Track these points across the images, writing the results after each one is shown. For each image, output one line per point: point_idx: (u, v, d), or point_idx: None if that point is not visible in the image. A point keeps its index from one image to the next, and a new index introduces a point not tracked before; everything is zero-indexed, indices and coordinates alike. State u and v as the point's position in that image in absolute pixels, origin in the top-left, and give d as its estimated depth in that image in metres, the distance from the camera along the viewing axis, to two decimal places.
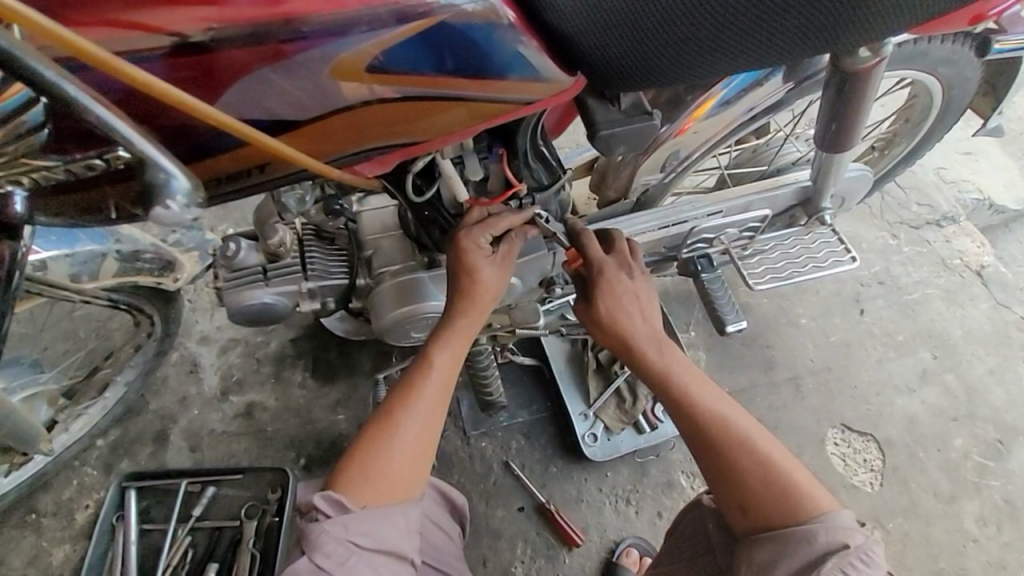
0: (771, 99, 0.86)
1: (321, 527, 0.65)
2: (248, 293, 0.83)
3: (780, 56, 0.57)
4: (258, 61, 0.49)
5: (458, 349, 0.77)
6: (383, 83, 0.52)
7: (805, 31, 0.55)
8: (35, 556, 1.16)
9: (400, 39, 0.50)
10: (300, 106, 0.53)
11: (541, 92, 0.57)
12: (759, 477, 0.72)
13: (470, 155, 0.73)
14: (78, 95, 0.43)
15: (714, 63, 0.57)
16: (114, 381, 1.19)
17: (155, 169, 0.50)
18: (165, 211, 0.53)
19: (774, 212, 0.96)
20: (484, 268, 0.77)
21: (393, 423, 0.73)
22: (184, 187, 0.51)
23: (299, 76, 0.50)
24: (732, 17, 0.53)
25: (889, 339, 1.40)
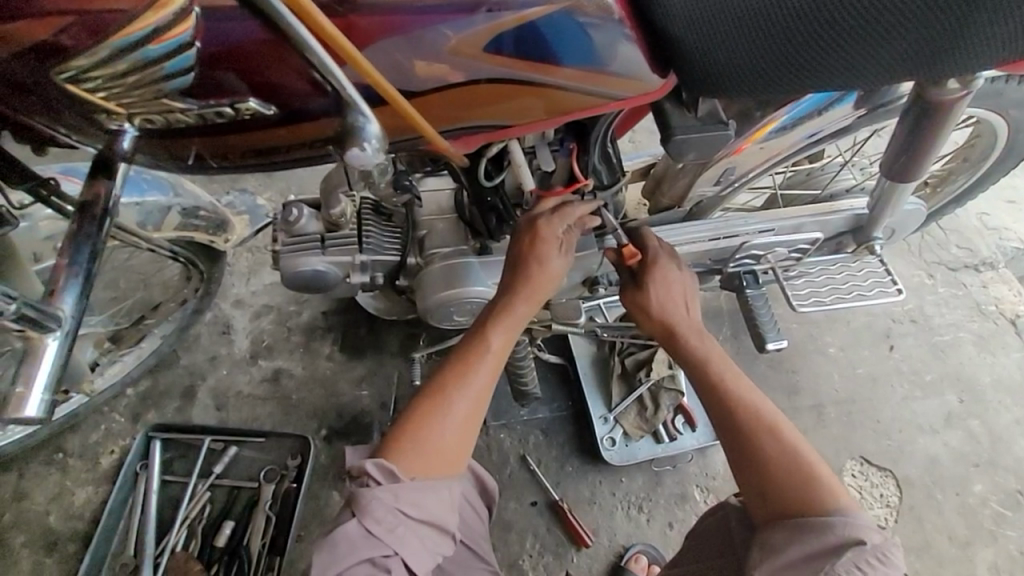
0: (838, 124, 0.86)
1: (372, 493, 0.66)
2: (304, 259, 0.85)
3: (868, 79, 0.58)
4: (380, 31, 0.50)
5: (512, 329, 0.79)
6: (489, 65, 0.54)
7: (898, 59, 0.55)
8: (59, 494, 1.19)
9: (510, 25, 0.51)
10: (408, 79, 0.54)
11: (634, 90, 0.59)
12: (781, 466, 0.73)
13: (543, 145, 0.75)
14: (307, 38, 0.46)
15: (803, 78, 0.58)
16: (153, 333, 1.23)
17: (356, 113, 0.54)
18: (358, 154, 0.56)
19: (824, 236, 0.96)
20: (553, 260, 0.79)
21: (443, 400, 0.74)
22: (377, 131, 0.55)
23: (409, 51, 0.52)
24: (830, 36, 0.54)
25: (917, 378, 1.39)
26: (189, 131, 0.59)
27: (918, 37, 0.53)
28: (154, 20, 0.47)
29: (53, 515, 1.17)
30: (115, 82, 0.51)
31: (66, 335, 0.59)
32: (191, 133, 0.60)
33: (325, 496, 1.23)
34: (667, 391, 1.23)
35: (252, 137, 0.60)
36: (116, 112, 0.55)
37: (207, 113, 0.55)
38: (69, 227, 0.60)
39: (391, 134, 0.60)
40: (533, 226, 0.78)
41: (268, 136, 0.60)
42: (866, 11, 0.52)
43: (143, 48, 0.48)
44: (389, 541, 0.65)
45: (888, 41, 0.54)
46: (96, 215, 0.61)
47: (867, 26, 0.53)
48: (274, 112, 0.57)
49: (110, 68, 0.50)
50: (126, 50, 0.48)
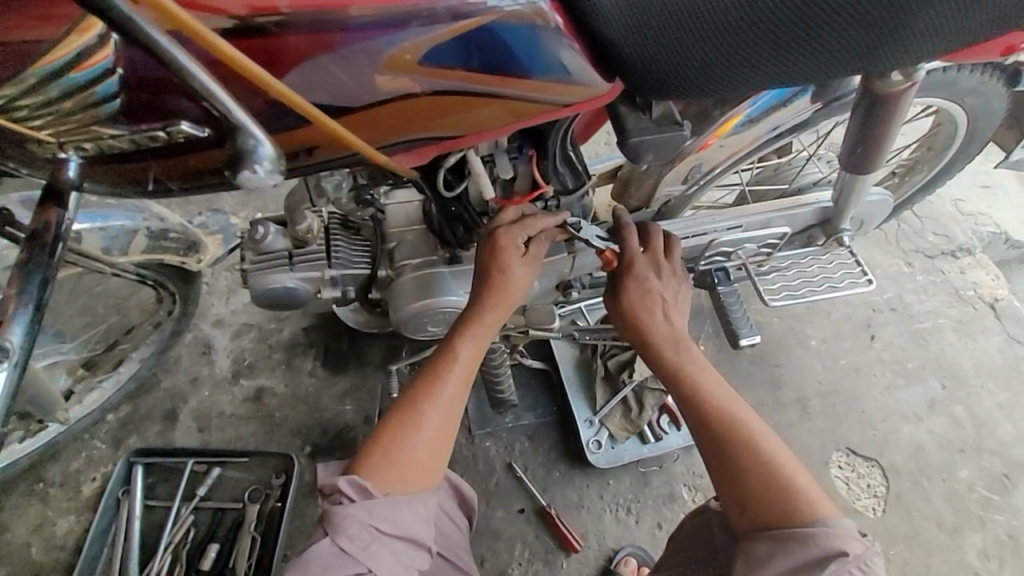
0: (797, 119, 0.87)
1: (345, 510, 0.66)
2: (273, 277, 0.85)
3: (808, 76, 0.59)
4: (316, 48, 0.50)
5: (481, 339, 0.79)
6: (430, 77, 0.54)
7: (836, 56, 0.56)
8: (40, 525, 1.17)
9: (448, 36, 0.51)
10: (350, 95, 0.54)
11: (579, 95, 0.59)
12: (761, 476, 0.73)
13: (502, 153, 0.75)
14: (186, 63, 0.46)
15: (747, 79, 0.58)
16: (130, 357, 1.21)
17: (246, 136, 0.52)
18: (250, 176, 0.55)
19: (793, 230, 0.96)
20: (516, 266, 0.78)
21: (416, 415, 0.74)
22: (270, 154, 0.54)
23: (349, 66, 0.52)
24: (768, 37, 0.54)
25: (899, 366, 1.40)
26: (141, 153, 0.59)
27: (853, 34, 0.54)
28: (76, 44, 0.49)
29: (35, 546, 1.15)
30: (44, 110, 0.53)
31: (16, 365, 0.58)
32: (145, 155, 0.59)
33: (310, 514, 1.21)
34: (651, 391, 1.25)
35: (196, 160, 0.59)
36: (51, 141, 0.56)
37: (139, 138, 0.55)
38: (20, 256, 0.60)
39: (341, 148, 0.61)
40: (493, 237, 0.77)
41: (213, 159, 0.59)
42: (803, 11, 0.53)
43: (64, 75, 0.50)
44: (363, 558, 0.65)
45: (825, 40, 0.55)
46: (47, 243, 0.61)
47: (803, 24, 0.54)
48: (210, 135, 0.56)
49: (36, 95, 0.51)
50: (51, 77, 0.50)
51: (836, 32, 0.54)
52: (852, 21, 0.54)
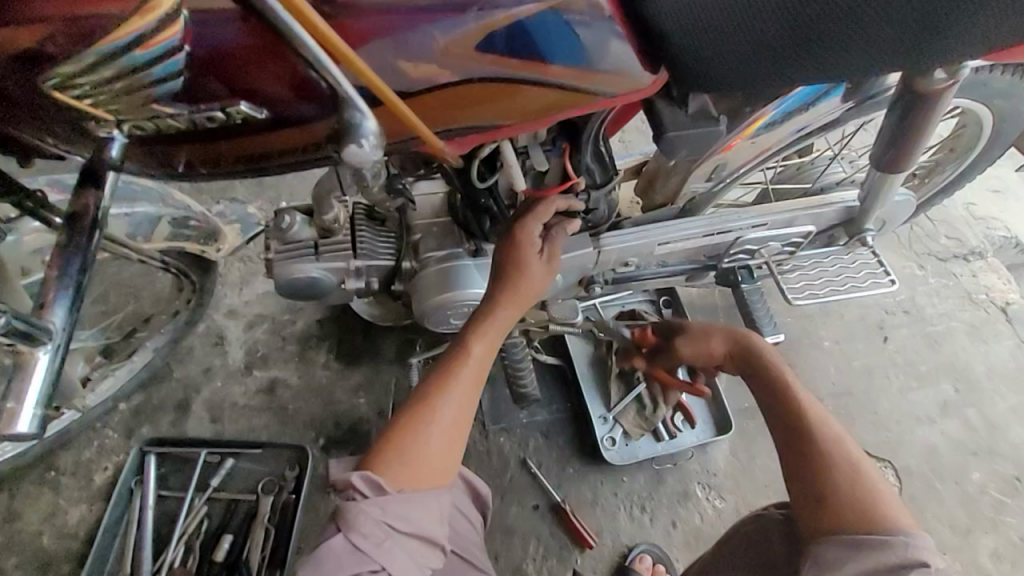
0: (828, 117, 0.86)
1: (360, 507, 0.65)
2: (298, 266, 0.84)
3: (861, 68, 0.58)
4: (370, 32, 0.50)
5: (493, 337, 0.79)
6: (480, 65, 0.54)
7: (892, 46, 0.56)
8: (52, 513, 1.16)
9: (500, 24, 0.51)
10: (400, 81, 0.54)
11: (623, 88, 0.58)
12: (841, 484, 0.74)
13: (536, 146, 0.74)
14: (291, 25, 0.46)
15: (794, 70, 0.58)
16: (144, 347, 1.21)
17: (351, 109, 0.53)
18: (355, 151, 0.55)
19: (817, 229, 0.96)
20: (532, 262, 0.79)
21: (428, 411, 0.74)
22: (375, 128, 0.54)
23: (402, 51, 0.52)
24: (822, 25, 0.54)
25: (911, 368, 1.40)
26: (183, 136, 0.59)
27: (911, 23, 0.54)
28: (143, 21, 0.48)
29: (47, 535, 1.15)
30: (101, 88, 0.51)
31: (57, 348, 0.57)
32: (179, 139, 0.60)
33: (324, 507, 1.21)
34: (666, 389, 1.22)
35: (241, 145, 0.60)
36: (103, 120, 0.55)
37: (200, 119, 0.55)
38: (59, 239, 0.59)
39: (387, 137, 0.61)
40: (509, 233, 0.78)
41: (261, 140, 0.60)
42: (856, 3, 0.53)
43: (129, 54, 0.49)
44: (377, 556, 0.64)
45: (881, 29, 0.54)
46: (87, 226, 0.60)
47: (861, 8, 0.53)
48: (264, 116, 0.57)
49: (97, 73, 0.50)
50: (116, 54, 0.49)
51: (894, 19, 0.54)
52: (904, 13, 0.53)
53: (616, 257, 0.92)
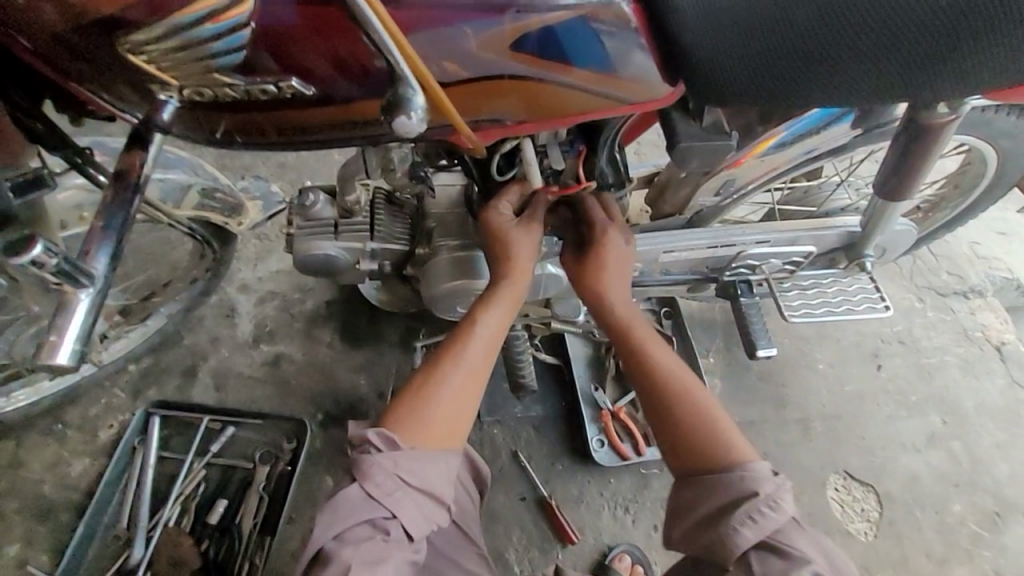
0: (837, 142, 0.90)
1: (374, 458, 0.68)
2: (317, 243, 0.88)
3: (870, 97, 0.61)
4: (415, 24, 0.54)
5: (502, 309, 0.81)
6: (512, 62, 0.57)
7: (900, 80, 0.59)
8: (56, 464, 1.20)
9: (535, 27, 0.55)
10: (437, 72, 0.58)
11: (644, 97, 0.62)
12: (685, 424, 0.77)
13: (554, 145, 0.78)
14: None
15: (805, 91, 0.61)
16: (159, 311, 1.25)
17: (403, 83, 0.54)
18: (404, 124, 0.55)
19: (818, 250, 1.00)
20: (512, 233, 0.79)
21: (438, 377, 0.77)
22: (422, 104, 0.55)
23: (442, 44, 0.55)
24: (835, 54, 0.57)
25: (901, 398, 1.42)
26: (225, 106, 0.63)
27: (918, 61, 0.57)
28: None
29: (49, 484, 1.18)
30: (172, 55, 0.56)
31: (98, 292, 0.62)
32: (223, 109, 0.64)
33: (317, 481, 1.24)
34: None
35: (271, 117, 0.64)
36: (172, 85, 0.60)
37: (256, 90, 0.60)
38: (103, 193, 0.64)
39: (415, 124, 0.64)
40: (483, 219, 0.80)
41: (306, 115, 0.64)
42: (869, 32, 0.56)
43: (200, 26, 0.53)
44: (387, 504, 0.67)
45: (890, 63, 0.58)
46: (130, 183, 0.64)
47: (873, 35, 0.56)
48: (313, 93, 0.61)
49: (168, 42, 0.54)
50: (191, 26, 0.53)
51: (904, 55, 0.57)
52: (913, 45, 0.57)
53: None
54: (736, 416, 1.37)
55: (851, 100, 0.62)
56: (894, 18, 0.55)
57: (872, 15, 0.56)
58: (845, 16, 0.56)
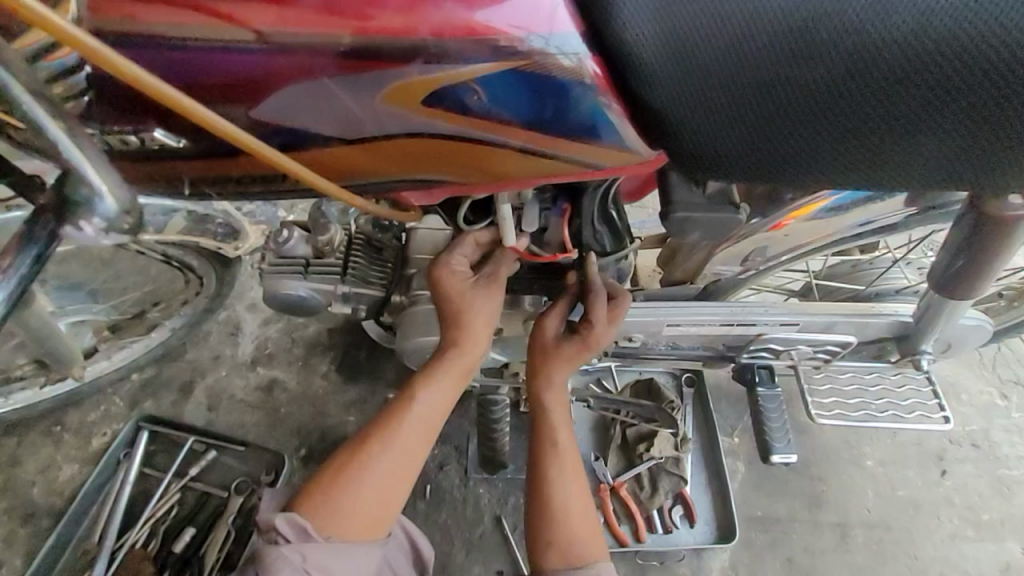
0: (891, 219, 0.75)
1: (280, 552, 0.63)
2: (285, 282, 0.83)
3: (897, 180, 0.50)
4: (321, 70, 0.46)
5: (444, 387, 0.75)
6: (441, 118, 0.48)
7: (931, 164, 0.48)
8: (48, 467, 1.22)
9: (462, 79, 0.45)
10: (356, 125, 0.49)
11: (618, 160, 0.52)
12: (559, 511, 0.76)
13: (532, 204, 0.68)
14: (36, 114, 0.48)
15: (817, 169, 0.50)
16: (161, 325, 1.24)
17: (85, 186, 0.53)
18: (75, 231, 0.55)
19: (859, 340, 0.84)
20: (472, 297, 0.73)
21: (366, 460, 0.72)
22: (110, 210, 0.54)
23: (355, 95, 0.47)
24: (854, 133, 0.46)
25: (970, 515, 1.18)
26: (167, 153, 0.56)
27: (960, 144, 0.46)
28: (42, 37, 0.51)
29: (37, 487, 1.20)
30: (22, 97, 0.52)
31: None
32: (162, 156, 0.57)
33: None
34: (668, 475, 1.14)
35: (199, 168, 0.57)
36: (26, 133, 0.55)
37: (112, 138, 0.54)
38: (21, 227, 0.55)
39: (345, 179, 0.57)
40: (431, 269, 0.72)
41: (223, 166, 0.57)
42: (903, 109, 0.44)
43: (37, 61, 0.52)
44: None
45: (922, 145, 0.47)
46: (50, 220, 0.54)
47: (908, 113, 0.45)
48: (184, 145, 0.55)
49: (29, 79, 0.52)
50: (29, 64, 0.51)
51: (939, 137, 0.46)
52: (959, 124, 0.45)
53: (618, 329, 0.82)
54: (759, 510, 1.19)
55: (868, 180, 0.51)
56: (938, 91, 0.43)
57: (914, 86, 0.43)
58: (878, 85, 0.43)
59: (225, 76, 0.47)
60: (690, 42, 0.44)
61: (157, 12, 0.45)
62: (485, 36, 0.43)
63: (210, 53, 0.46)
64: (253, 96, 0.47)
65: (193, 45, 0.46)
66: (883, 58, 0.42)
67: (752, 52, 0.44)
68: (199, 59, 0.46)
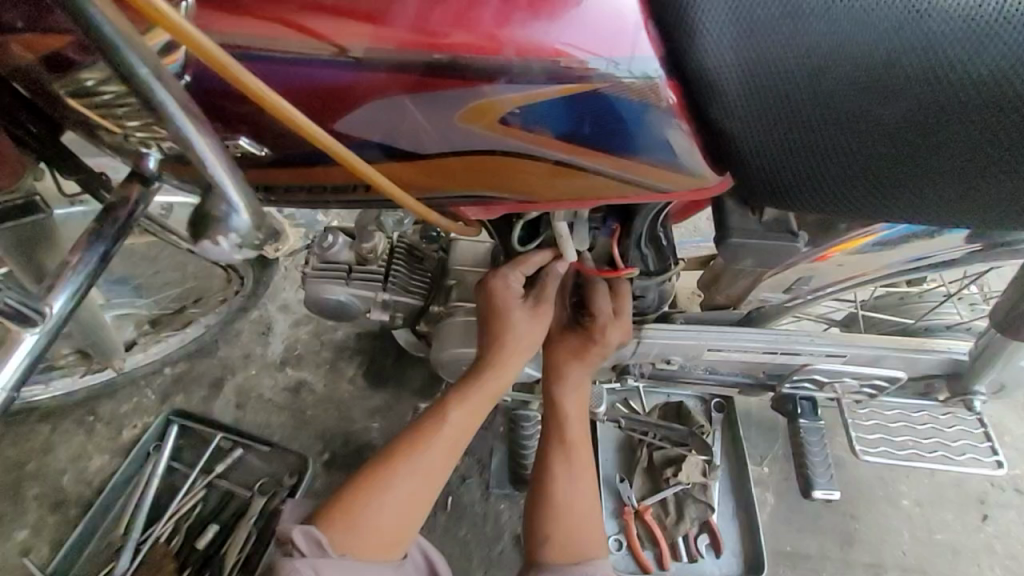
0: (944, 254, 0.73)
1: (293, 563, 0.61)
2: (328, 288, 0.83)
3: (961, 218, 0.50)
4: (396, 87, 0.46)
5: (474, 410, 0.75)
6: (509, 138, 0.48)
7: (1008, 203, 0.48)
8: (80, 456, 1.24)
9: (536, 100, 0.45)
10: (424, 141, 0.50)
11: (682, 185, 0.52)
12: (566, 505, 0.79)
13: (582, 223, 0.66)
14: (171, 107, 0.45)
15: (882, 206, 0.50)
16: (197, 321, 1.27)
17: (222, 199, 0.51)
18: (214, 247, 0.53)
19: (908, 375, 0.81)
20: (515, 314, 0.72)
21: (387, 477, 0.72)
22: (244, 225, 0.52)
23: (428, 112, 0.47)
24: (933, 168, 0.46)
25: (1012, 565, 1.13)
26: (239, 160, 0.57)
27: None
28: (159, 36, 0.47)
29: (68, 475, 1.22)
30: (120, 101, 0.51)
31: (45, 335, 0.54)
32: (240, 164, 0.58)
33: None
34: (695, 502, 1.12)
35: (264, 176, 0.58)
36: (118, 134, 0.54)
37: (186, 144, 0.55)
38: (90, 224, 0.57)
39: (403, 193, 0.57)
40: (485, 282, 0.73)
41: (295, 174, 0.58)
42: (979, 150, 0.44)
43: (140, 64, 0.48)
44: None
45: (1001, 183, 0.46)
46: (119, 218, 0.57)
47: (985, 153, 0.44)
48: (267, 153, 0.56)
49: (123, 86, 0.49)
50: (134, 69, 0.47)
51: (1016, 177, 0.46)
52: None
53: (657, 351, 0.81)
54: (788, 544, 1.15)
55: (940, 217, 0.50)
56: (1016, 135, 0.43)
57: (995, 124, 0.43)
58: (962, 121, 0.43)
59: (301, 88, 0.47)
60: (770, 72, 0.44)
61: (240, 24, 0.46)
62: (563, 59, 0.43)
63: (289, 64, 0.46)
64: (328, 109, 0.48)
65: (273, 56, 0.46)
66: (966, 94, 0.42)
67: (835, 84, 0.44)
68: (278, 70, 0.47)
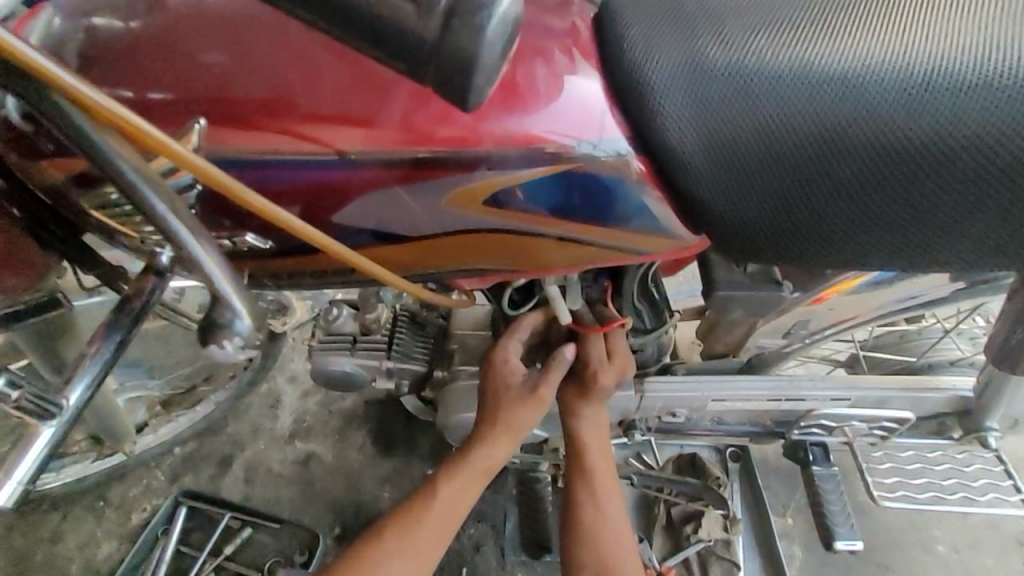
0: (933, 293, 0.76)
1: None
2: (334, 359, 0.85)
3: (922, 261, 0.53)
4: (391, 180, 0.50)
5: (462, 484, 0.76)
6: (495, 215, 0.52)
7: (961, 244, 0.51)
8: (88, 543, 1.22)
9: (518, 180, 0.49)
10: (419, 224, 0.54)
11: (664, 247, 0.55)
12: (599, 536, 0.77)
13: (574, 284, 0.69)
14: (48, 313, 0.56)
15: (848, 252, 0.53)
16: (206, 399, 1.27)
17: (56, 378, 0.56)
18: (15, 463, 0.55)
19: (916, 415, 0.81)
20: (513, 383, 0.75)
21: (372, 564, 0.71)
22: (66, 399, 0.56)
23: (421, 198, 0.51)
24: (889, 213, 0.49)
25: None
26: (244, 255, 0.61)
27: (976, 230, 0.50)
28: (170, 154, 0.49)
29: (75, 564, 1.20)
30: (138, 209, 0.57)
31: (65, 425, 0.55)
32: (246, 255, 0.62)
33: None
34: (718, 558, 1.09)
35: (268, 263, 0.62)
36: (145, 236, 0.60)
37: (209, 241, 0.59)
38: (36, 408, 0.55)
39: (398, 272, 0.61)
40: (489, 357, 0.75)
41: (287, 264, 0.62)
42: (926, 196, 0.48)
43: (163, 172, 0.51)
44: None
45: (949, 226, 0.50)
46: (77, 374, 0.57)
47: (931, 198, 0.48)
48: (271, 245, 0.60)
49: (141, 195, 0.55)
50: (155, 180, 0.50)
51: (964, 219, 0.50)
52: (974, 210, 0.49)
53: (662, 405, 0.81)
54: None
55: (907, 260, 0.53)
56: (954, 181, 0.48)
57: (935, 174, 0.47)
58: (907, 169, 0.47)
59: (304, 187, 0.52)
60: (734, 141, 0.48)
61: (248, 135, 0.50)
62: (540, 145, 0.48)
63: (293, 166, 0.50)
64: (330, 200, 0.52)
65: (278, 161, 0.50)
66: (906, 149, 0.47)
67: (790, 145, 0.47)
68: (284, 172, 0.51)
